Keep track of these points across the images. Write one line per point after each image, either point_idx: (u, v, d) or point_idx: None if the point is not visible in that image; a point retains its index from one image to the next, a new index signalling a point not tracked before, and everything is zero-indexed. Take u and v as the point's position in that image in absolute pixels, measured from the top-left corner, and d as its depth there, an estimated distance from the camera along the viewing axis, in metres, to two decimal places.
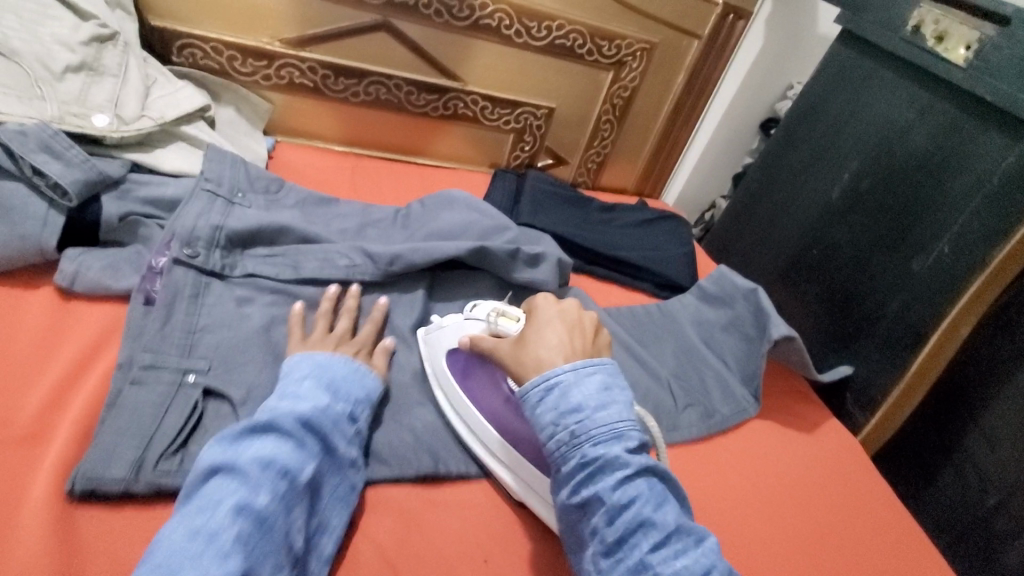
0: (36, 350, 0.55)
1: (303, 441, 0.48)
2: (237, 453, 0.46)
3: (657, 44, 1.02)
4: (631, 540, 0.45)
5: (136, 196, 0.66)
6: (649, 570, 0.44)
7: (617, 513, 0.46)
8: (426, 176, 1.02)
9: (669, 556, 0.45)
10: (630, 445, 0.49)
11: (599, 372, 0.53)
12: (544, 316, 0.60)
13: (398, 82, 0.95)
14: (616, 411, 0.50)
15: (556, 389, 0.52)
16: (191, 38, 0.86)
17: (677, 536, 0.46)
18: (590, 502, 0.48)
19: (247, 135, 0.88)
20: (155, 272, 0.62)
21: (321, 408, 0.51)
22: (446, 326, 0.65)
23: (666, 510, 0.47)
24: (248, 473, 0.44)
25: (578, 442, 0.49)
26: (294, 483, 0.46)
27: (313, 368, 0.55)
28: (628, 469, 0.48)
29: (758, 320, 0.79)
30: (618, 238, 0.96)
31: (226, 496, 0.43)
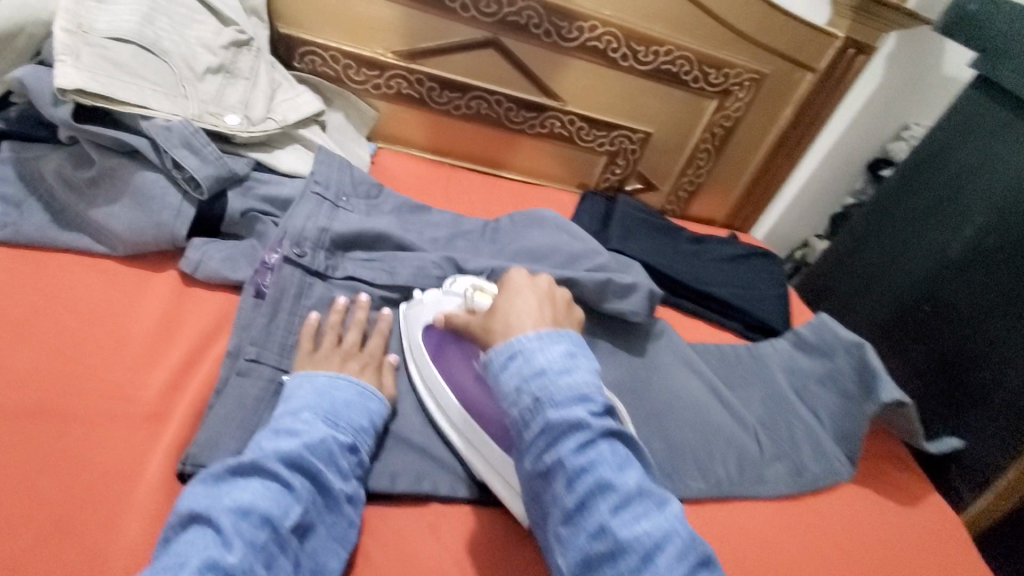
0: (158, 332, 0.59)
1: (289, 482, 0.45)
2: (216, 498, 0.42)
3: (768, 74, 0.98)
4: (590, 504, 0.43)
5: (256, 194, 0.70)
6: (609, 535, 0.41)
7: (576, 478, 0.43)
8: (516, 191, 1.02)
9: (629, 519, 0.42)
10: (595, 407, 0.46)
11: (565, 340, 0.50)
12: (519, 290, 0.56)
13: (499, 98, 0.97)
14: (581, 374, 0.47)
15: (519, 355, 0.48)
16: (312, 46, 0.90)
17: (638, 499, 0.43)
18: (552, 469, 0.44)
19: (353, 141, 0.92)
20: (267, 267, 0.65)
21: (314, 442, 0.48)
22: (425, 302, 0.65)
23: (628, 474, 0.44)
24: (224, 522, 0.41)
25: (541, 407, 0.46)
26: (276, 531, 0.42)
27: (309, 398, 0.52)
28: (590, 432, 0.44)
29: (862, 378, 0.73)
30: (707, 271, 0.92)
31: (193, 554, 0.39)
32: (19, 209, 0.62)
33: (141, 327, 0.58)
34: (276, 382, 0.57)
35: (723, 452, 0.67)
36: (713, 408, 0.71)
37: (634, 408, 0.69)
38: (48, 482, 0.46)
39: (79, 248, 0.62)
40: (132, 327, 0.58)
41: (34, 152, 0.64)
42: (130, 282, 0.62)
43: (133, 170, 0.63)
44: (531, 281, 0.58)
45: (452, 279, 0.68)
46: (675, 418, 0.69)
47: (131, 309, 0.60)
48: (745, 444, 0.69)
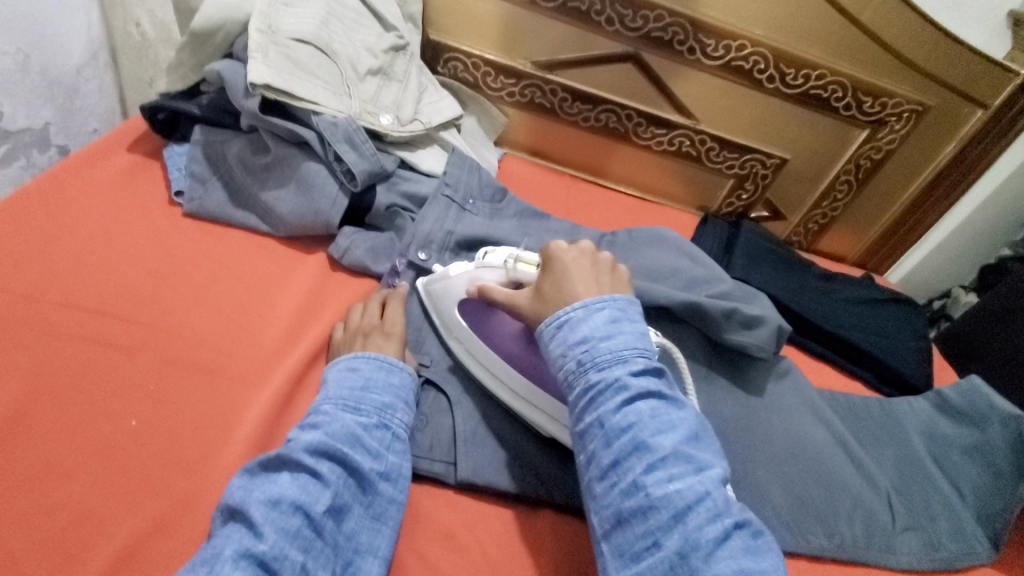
0: (304, 308, 0.63)
1: (317, 469, 0.45)
2: (248, 492, 0.44)
3: (932, 107, 0.89)
4: (625, 463, 0.45)
5: (399, 190, 0.74)
6: (641, 491, 0.43)
7: (614, 436, 0.45)
8: (634, 207, 1.01)
9: (662, 478, 0.43)
10: (635, 367, 0.48)
11: (607, 306, 0.51)
12: (566, 262, 0.55)
13: (630, 113, 0.96)
14: (623, 337, 0.49)
15: (565, 325, 0.51)
16: (457, 52, 0.94)
17: (673, 460, 0.44)
18: (592, 427, 0.47)
19: (484, 145, 0.95)
20: (397, 271, 0.69)
21: (335, 428, 0.48)
22: (452, 277, 0.62)
23: (665, 436, 0.45)
24: (255, 514, 0.42)
25: (584, 369, 0.48)
26: (308, 516, 0.43)
27: (333, 384, 0.52)
28: (629, 391, 0.46)
29: (1022, 458, 0.65)
30: (838, 313, 0.86)
31: (228, 545, 0.40)
32: (204, 186, 0.70)
33: (292, 301, 0.63)
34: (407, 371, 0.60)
35: (849, 511, 0.63)
36: (839, 463, 0.66)
37: (752, 448, 0.66)
38: (217, 432, 0.51)
39: (247, 226, 0.70)
40: (285, 302, 0.63)
41: (219, 137, 0.72)
42: (286, 260, 0.68)
43: (301, 160, 0.69)
44: (570, 249, 0.57)
45: (487, 251, 0.64)
46: (796, 467, 0.65)
47: (285, 285, 0.65)
48: (874, 508, 0.64)
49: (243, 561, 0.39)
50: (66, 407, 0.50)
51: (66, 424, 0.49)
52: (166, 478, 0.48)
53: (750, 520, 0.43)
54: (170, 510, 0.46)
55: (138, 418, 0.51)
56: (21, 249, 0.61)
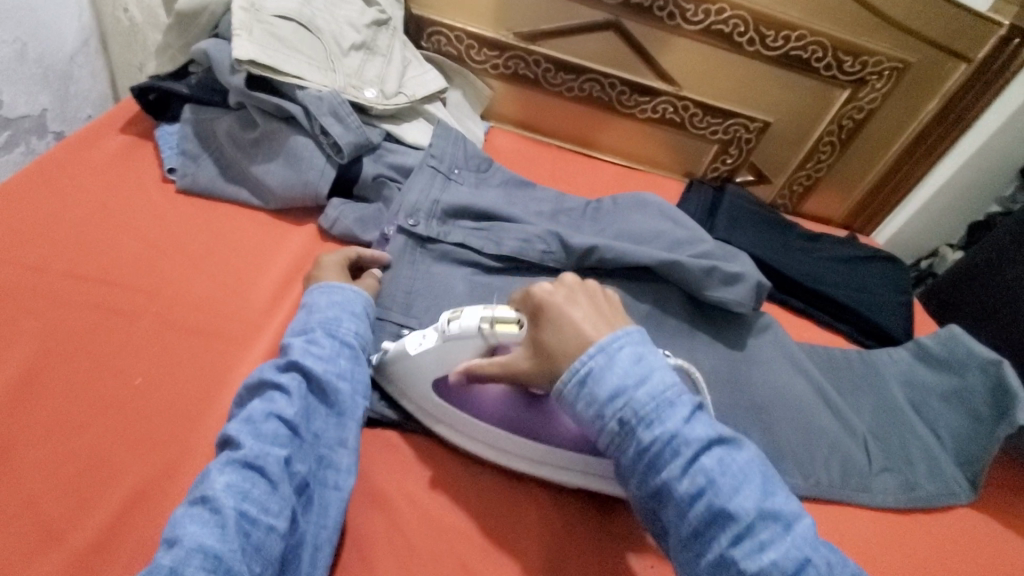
0: (293, 276, 0.66)
1: (279, 382, 0.50)
2: (226, 423, 0.49)
3: (912, 64, 0.90)
4: (707, 534, 0.43)
5: (385, 161, 0.77)
6: (733, 564, 0.42)
7: (688, 505, 0.44)
8: (621, 175, 1.02)
9: (753, 550, 0.42)
10: (683, 414, 0.45)
11: (632, 342, 0.48)
12: (557, 320, 0.50)
13: (613, 81, 0.97)
14: (659, 378, 0.46)
15: (589, 379, 0.46)
16: (440, 26, 0.96)
17: (761, 525, 0.43)
18: (661, 492, 0.45)
19: (470, 118, 0.97)
20: (385, 239, 0.71)
21: (286, 349, 0.53)
22: (416, 355, 0.56)
23: (741, 492, 0.43)
24: (231, 431, 0.47)
25: (632, 429, 0.45)
26: (277, 420, 0.48)
27: (287, 321, 0.58)
28: (690, 450, 0.44)
29: (997, 399, 0.66)
30: (820, 270, 0.87)
31: (214, 463, 0.45)
32: (196, 162, 0.72)
33: (282, 268, 0.66)
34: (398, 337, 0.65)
35: (827, 456, 0.65)
36: (818, 411, 0.69)
37: (733, 400, 0.68)
38: (212, 389, 0.54)
39: (238, 200, 0.72)
40: (275, 270, 0.66)
41: (208, 114, 0.74)
42: (276, 231, 0.70)
43: (288, 133, 0.71)
44: (556, 287, 0.52)
45: (447, 312, 0.56)
46: (775, 414, 0.68)
47: (275, 255, 0.68)
48: (851, 452, 0.66)
49: (228, 465, 0.44)
50: (72, 367, 0.53)
51: (71, 384, 0.52)
52: (166, 432, 0.51)
53: (847, 569, 0.43)
54: (171, 460, 0.49)
55: (141, 376, 0.54)
56: (21, 225, 0.63)
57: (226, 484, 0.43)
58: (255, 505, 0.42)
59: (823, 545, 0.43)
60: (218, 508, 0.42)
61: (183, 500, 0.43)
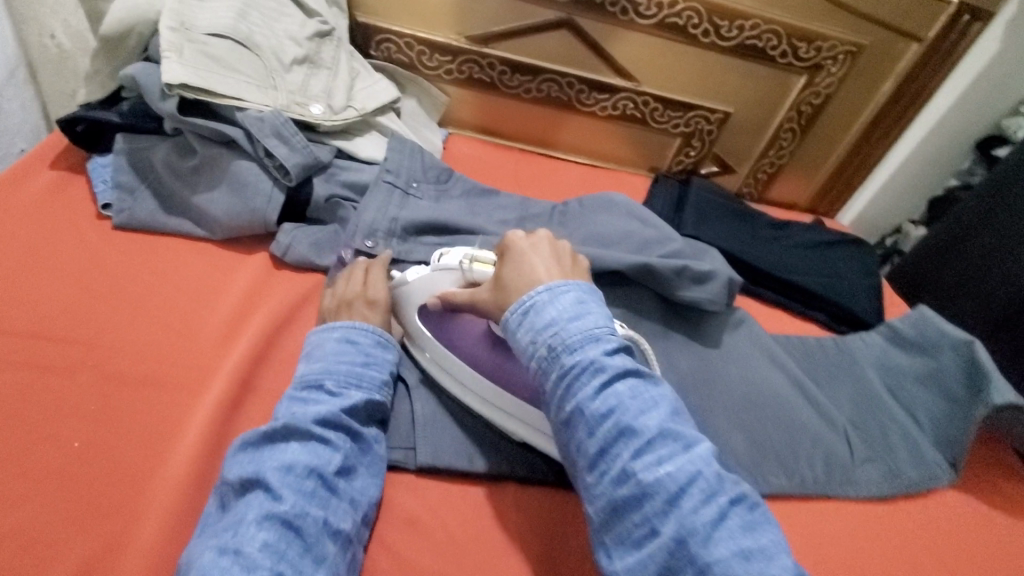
0: (246, 311, 0.62)
1: (326, 436, 0.49)
2: (261, 463, 0.46)
3: (866, 46, 0.90)
4: (613, 450, 0.43)
5: (338, 180, 0.73)
6: (633, 479, 0.41)
7: (596, 424, 0.43)
8: (585, 174, 1.00)
9: (652, 462, 0.41)
10: (608, 348, 0.46)
11: (574, 288, 0.50)
12: (524, 254, 0.54)
13: (571, 80, 0.95)
14: (591, 318, 0.47)
15: (531, 310, 0.49)
16: (388, 33, 0.92)
17: (660, 441, 0.42)
18: (573, 419, 0.45)
19: (426, 127, 0.94)
20: (343, 264, 0.68)
21: (337, 401, 0.51)
22: (411, 283, 0.60)
23: (650, 416, 0.43)
24: (272, 480, 0.45)
25: (557, 354, 0.46)
26: (321, 477, 0.46)
27: (330, 358, 0.55)
28: (607, 374, 0.44)
29: (971, 378, 0.66)
30: (789, 259, 0.87)
31: (250, 510, 0.43)
32: (133, 195, 0.68)
33: (232, 303, 0.62)
34: None
35: (808, 451, 0.65)
36: (797, 404, 0.68)
37: (711, 401, 0.67)
38: (162, 444, 0.51)
39: (182, 232, 0.68)
40: (226, 306, 0.62)
41: (143, 143, 0.69)
42: (225, 263, 0.67)
43: (231, 159, 0.67)
44: (530, 239, 0.56)
45: (441, 253, 0.62)
46: (753, 411, 0.67)
47: (225, 289, 0.64)
48: (832, 444, 0.66)
49: (267, 521, 0.42)
50: (2, 435, 0.49)
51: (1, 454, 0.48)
52: (112, 497, 0.47)
53: (745, 492, 0.41)
54: (119, 528, 0.45)
55: (81, 438, 0.50)
56: None
57: (264, 542, 0.41)
58: (291, 569, 0.41)
59: (730, 475, 0.42)
60: (251, 569, 0.40)
61: (206, 547, 0.42)
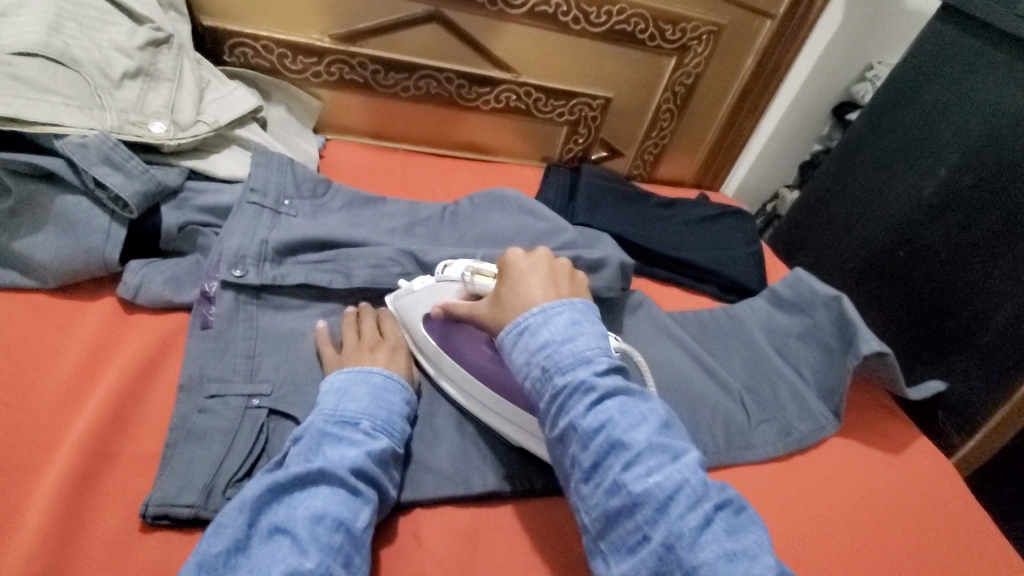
0: (95, 366, 0.54)
1: (358, 486, 0.46)
2: (291, 509, 0.43)
3: (725, 26, 0.94)
4: (605, 464, 0.42)
5: (193, 205, 0.66)
6: (624, 491, 0.41)
7: (589, 439, 0.43)
8: (476, 171, 0.98)
9: (642, 473, 0.41)
10: (600, 369, 0.45)
11: (569, 308, 0.49)
12: (523, 271, 0.54)
13: (449, 75, 0.92)
14: (586, 340, 0.47)
15: (526, 331, 0.48)
16: (242, 37, 0.85)
17: (650, 454, 0.42)
18: (566, 434, 0.44)
19: (298, 135, 0.87)
20: (208, 298, 0.60)
21: (372, 450, 0.48)
22: (416, 292, 0.61)
23: (640, 430, 0.43)
24: (301, 531, 0.41)
25: (549, 375, 0.46)
26: (349, 534, 0.43)
27: (368, 402, 0.52)
28: (598, 392, 0.44)
29: (842, 331, 0.72)
30: (679, 236, 0.90)
31: (275, 564, 0.40)
32: None
33: (78, 361, 0.54)
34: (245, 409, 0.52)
35: (710, 421, 0.67)
36: (695, 378, 0.71)
37: None
38: None
39: (7, 285, 0.58)
40: (68, 365, 0.54)
41: None
42: (65, 316, 0.58)
43: (54, 195, 0.59)
44: (530, 259, 0.55)
45: (443, 265, 0.64)
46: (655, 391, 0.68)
47: (65, 344, 0.56)
48: (731, 411, 0.68)
49: None
50: None
51: None
52: None
53: (732, 498, 0.41)
54: None
55: None
56: None
57: None
58: None
59: (716, 482, 0.42)
60: None
61: None
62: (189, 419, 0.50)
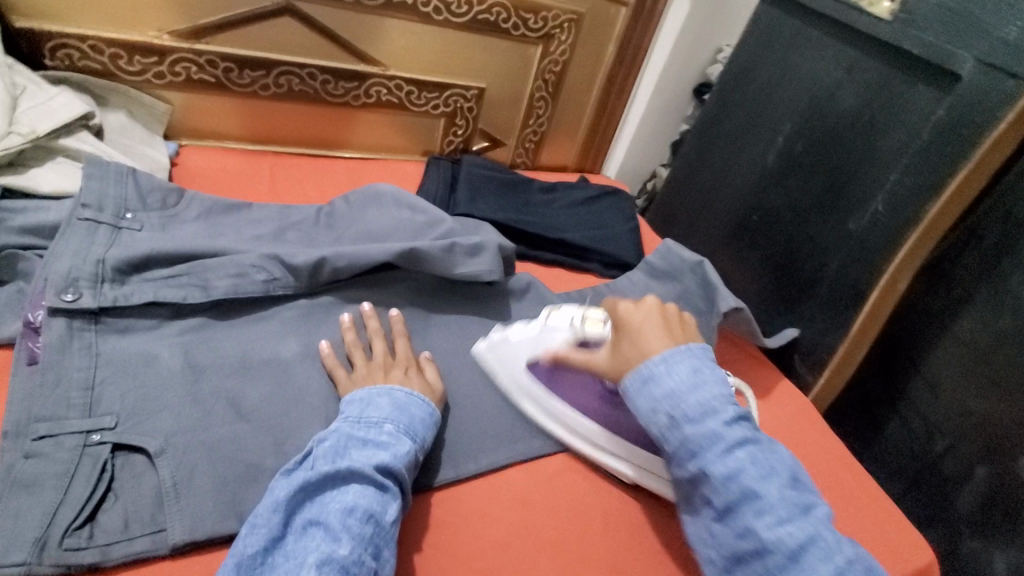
0: None
1: (384, 483, 0.47)
2: (324, 504, 0.45)
3: (584, 14, 0.98)
4: (737, 508, 0.48)
5: (10, 226, 0.59)
6: (756, 536, 0.47)
7: (722, 485, 0.49)
8: (354, 170, 0.95)
9: (773, 523, 0.46)
10: (727, 417, 0.51)
11: (689, 357, 0.54)
12: (636, 324, 0.58)
13: (311, 71, 0.87)
14: (710, 390, 0.52)
15: (651, 381, 0.53)
16: (64, 37, 0.75)
17: (782, 505, 0.47)
18: (698, 477, 0.50)
19: (144, 143, 0.79)
20: (34, 328, 0.53)
21: (399, 452, 0.49)
22: (515, 340, 0.66)
23: (771, 482, 0.48)
24: (333, 523, 0.43)
25: (679, 425, 0.51)
26: (379, 526, 0.45)
27: (388, 408, 0.53)
28: (727, 442, 0.49)
29: (707, 293, 0.78)
30: (560, 219, 0.93)
31: (309, 553, 0.42)
32: None
33: None
34: (84, 444, 0.47)
35: None
36: None
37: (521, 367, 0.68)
38: None
39: None
40: None
41: None
42: None
43: None
44: (639, 308, 0.59)
45: (548, 311, 0.68)
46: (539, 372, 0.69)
47: None
48: None
49: (325, 567, 0.41)
50: None
51: None
52: None
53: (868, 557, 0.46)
54: None
55: None
56: None
57: None
58: None
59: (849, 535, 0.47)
60: None
61: None
62: (14, 467, 0.44)
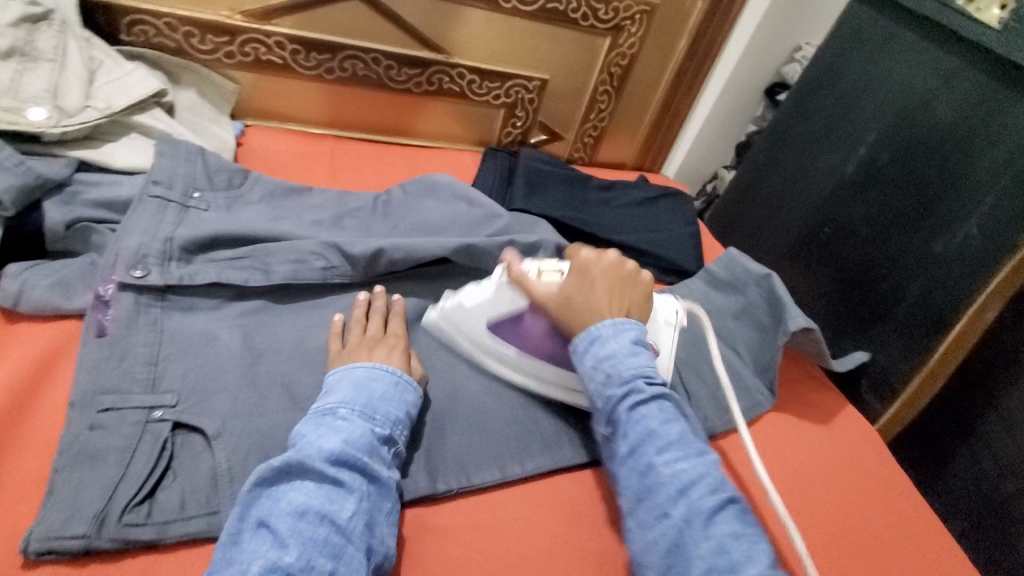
0: None
1: (339, 478, 0.45)
2: (275, 501, 0.43)
3: (657, 6, 0.93)
4: (640, 449, 0.48)
5: (85, 199, 0.61)
6: (656, 470, 0.47)
7: (628, 429, 0.49)
8: (413, 158, 0.94)
9: (671, 459, 0.47)
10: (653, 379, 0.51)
11: (634, 328, 0.54)
12: (594, 278, 0.58)
13: (375, 56, 0.87)
14: (644, 358, 0.52)
15: (597, 339, 0.53)
16: (140, 14, 0.77)
17: (681, 446, 0.48)
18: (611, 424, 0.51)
19: (212, 122, 0.80)
20: (103, 301, 0.54)
21: (353, 439, 0.47)
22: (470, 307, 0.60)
23: (673, 425, 0.49)
24: (281, 526, 0.42)
25: (607, 380, 0.51)
26: (334, 524, 0.43)
27: (344, 390, 0.51)
28: (644, 395, 0.50)
29: (773, 308, 0.74)
30: (617, 220, 0.90)
31: (254, 559, 0.40)
32: None
33: None
34: (145, 420, 0.48)
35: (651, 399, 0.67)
36: None
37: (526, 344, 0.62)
38: None
39: None
40: None
41: None
42: None
43: None
44: (598, 259, 0.59)
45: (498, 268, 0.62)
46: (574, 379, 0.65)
47: None
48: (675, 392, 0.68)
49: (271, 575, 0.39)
50: None
51: None
52: None
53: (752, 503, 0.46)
54: None
55: None
56: None
57: None
58: None
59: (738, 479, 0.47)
60: None
61: None
62: (79, 438, 0.46)
